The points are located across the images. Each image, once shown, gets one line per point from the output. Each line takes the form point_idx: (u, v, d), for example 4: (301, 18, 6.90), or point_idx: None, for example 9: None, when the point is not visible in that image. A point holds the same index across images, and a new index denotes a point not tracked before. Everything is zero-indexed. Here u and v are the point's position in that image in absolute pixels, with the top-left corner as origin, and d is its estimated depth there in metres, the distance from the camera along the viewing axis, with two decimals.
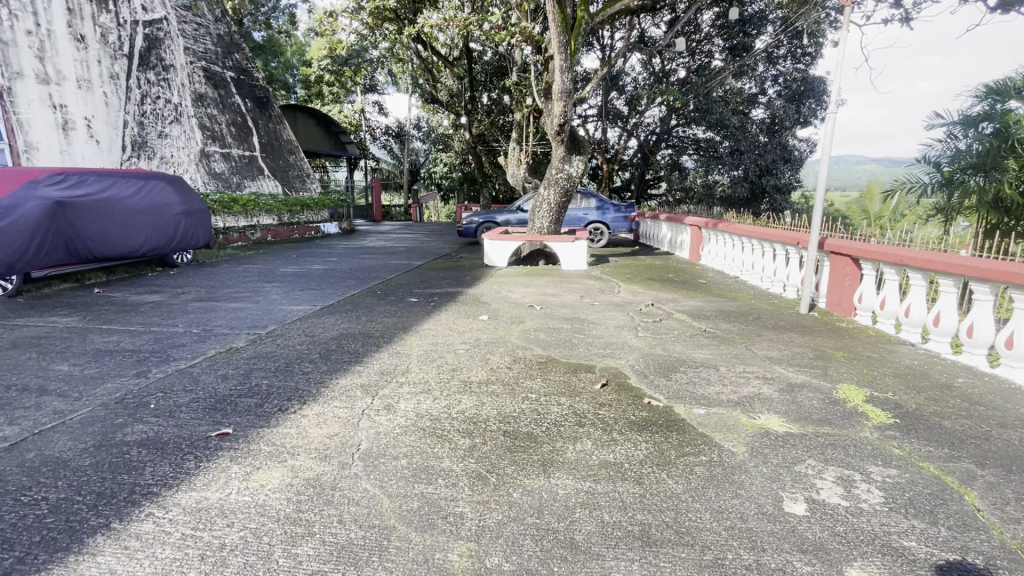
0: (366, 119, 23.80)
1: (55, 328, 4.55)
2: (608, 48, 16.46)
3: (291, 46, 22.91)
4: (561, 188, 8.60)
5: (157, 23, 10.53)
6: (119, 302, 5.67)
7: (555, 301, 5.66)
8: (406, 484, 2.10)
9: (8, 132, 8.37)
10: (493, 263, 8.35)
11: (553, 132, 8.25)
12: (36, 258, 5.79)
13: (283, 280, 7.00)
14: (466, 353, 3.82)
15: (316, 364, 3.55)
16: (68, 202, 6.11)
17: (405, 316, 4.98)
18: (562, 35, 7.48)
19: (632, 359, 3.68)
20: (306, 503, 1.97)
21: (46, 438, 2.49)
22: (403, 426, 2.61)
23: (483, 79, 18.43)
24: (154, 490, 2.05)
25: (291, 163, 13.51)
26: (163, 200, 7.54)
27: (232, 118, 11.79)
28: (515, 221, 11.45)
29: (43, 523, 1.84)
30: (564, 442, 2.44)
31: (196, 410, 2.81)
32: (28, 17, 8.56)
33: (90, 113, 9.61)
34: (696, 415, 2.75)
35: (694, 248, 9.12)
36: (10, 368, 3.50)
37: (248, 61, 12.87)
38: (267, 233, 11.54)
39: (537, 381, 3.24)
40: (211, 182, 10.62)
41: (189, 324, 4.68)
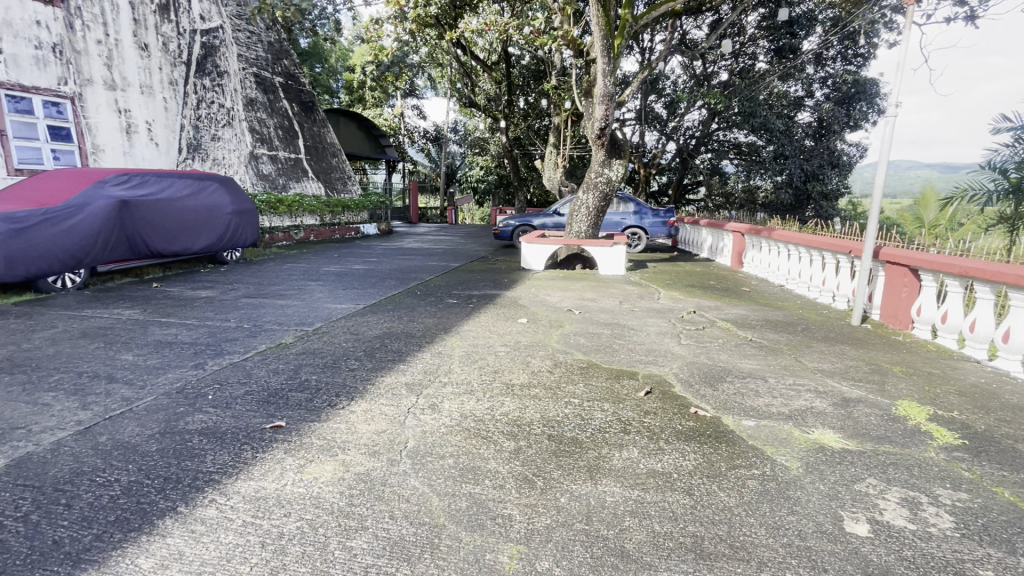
0: (405, 123, 24.29)
1: (120, 320, 4.84)
2: (648, 52, 16.34)
3: (335, 52, 23.78)
4: (599, 192, 8.51)
5: (214, 31, 11.06)
6: (175, 296, 5.96)
7: (594, 306, 5.61)
8: (454, 484, 2.12)
9: (78, 135, 8.81)
10: (530, 266, 8.36)
11: (593, 136, 8.18)
12: (101, 254, 6.15)
13: (325, 279, 7.20)
14: (506, 355, 3.83)
15: (362, 362, 3.65)
16: (131, 201, 6.48)
17: (445, 317, 5.04)
18: (606, 39, 7.42)
19: (675, 367, 3.62)
20: (359, 497, 2.02)
21: (116, 423, 2.64)
22: (449, 426, 2.64)
23: (521, 82, 18.48)
24: (216, 478, 2.15)
25: (333, 165, 13.92)
26: (216, 201, 7.89)
27: (279, 121, 12.28)
28: (551, 224, 11.42)
29: (118, 504, 1.95)
30: (610, 449, 2.42)
31: (250, 401, 2.93)
32: (98, 27, 9.00)
33: (151, 117, 9.96)
34: (745, 427, 2.68)
35: (735, 255, 8.87)
36: (81, 357, 3.73)
37: (296, 67, 13.34)
38: (310, 233, 11.97)
39: (580, 386, 3.22)
40: (258, 183, 11.21)
41: (240, 319, 4.88)
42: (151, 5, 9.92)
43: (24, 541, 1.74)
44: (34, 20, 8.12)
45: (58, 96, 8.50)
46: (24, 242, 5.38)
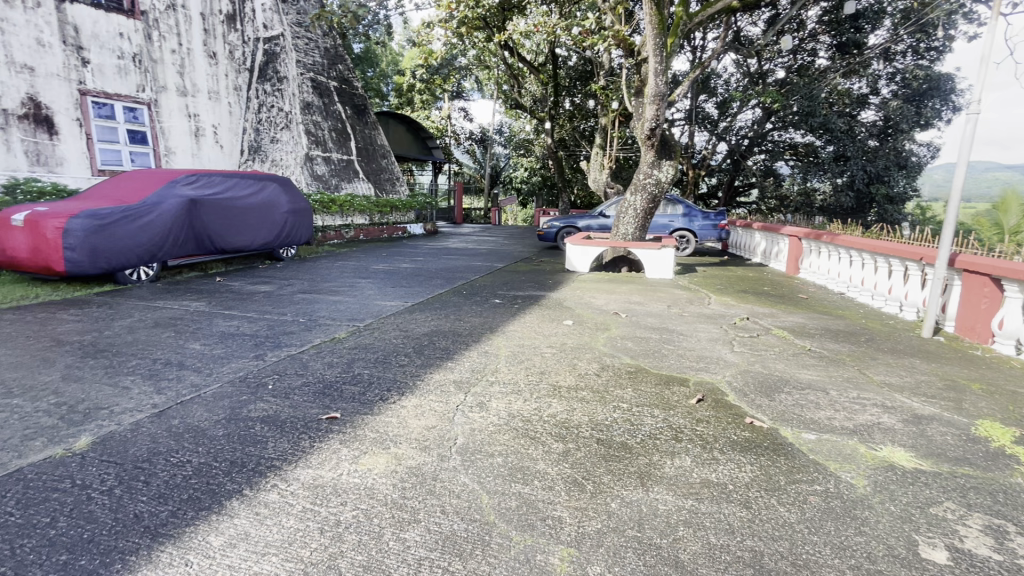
0: (452, 125, 24.70)
1: (188, 311, 5.16)
2: (700, 49, 15.94)
3: (386, 57, 24.47)
4: (648, 193, 8.33)
5: (275, 39, 11.50)
6: (237, 291, 6.28)
7: (641, 310, 5.50)
8: (504, 483, 2.13)
9: (153, 138, 9.41)
10: (575, 267, 8.29)
11: (643, 136, 8.03)
12: (171, 249, 6.58)
13: (375, 277, 7.41)
14: (553, 356, 3.82)
15: (411, 358, 3.73)
16: (199, 199, 6.90)
17: (491, 317, 5.07)
18: (658, 37, 7.27)
19: (728, 375, 3.49)
20: (411, 490, 2.06)
21: (187, 408, 2.81)
22: (497, 425, 2.66)
23: (568, 83, 18.41)
24: (278, 464, 2.25)
25: (383, 166, 14.32)
26: (274, 200, 8.29)
27: (333, 124, 12.76)
28: (596, 226, 11.29)
29: (190, 484, 2.08)
30: (662, 456, 2.37)
31: (308, 393, 3.05)
32: (173, 38, 9.61)
33: (217, 121, 10.51)
34: (806, 440, 2.55)
35: (791, 260, 8.48)
36: (154, 344, 4.00)
37: (350, 71, 13.81)
38: (360, 233, 12.37)
39: (629, 391, 3.16)
40: (313, 183, 11.71)
41: (296, 314, 5.09)
42: (220, 16, 10.48)
43: (111, 513, 1.88)
44: (117, 32, 8.80)
45: (136, 102, 9.14)
46: (106, 237, 5.83)
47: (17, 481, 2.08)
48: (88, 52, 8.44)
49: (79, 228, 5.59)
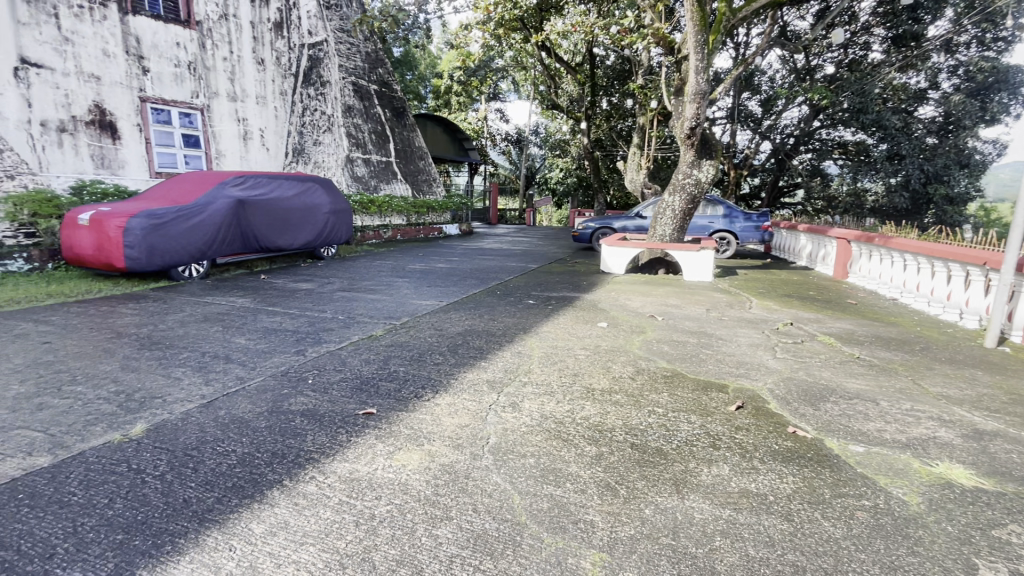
0: (488, 126, 24.86)
1: (234, 307, 5.39)
2: (744, 46, 15.49)
3: (425, 60, 24.89)
4: (687, 194, 8.13)
5: (319, 45, 11.84)
6: (280, 288, 6.52)
7: (678, 313, 5.38)
8: (536, 484, 2.12)
9: (205, 142, 9.88)
10: (610, 269, 8.18)
11: (682, 135, 7.87)
12: (219, 248, 6.88)
13: (411, 277, 7.53)
14: (587, 358, 3.78)
15: (446, 357, 3.77)
16: (246, 200, 7.19)
17: (524, 317, 5.08)
18: (700, 34, 7.09)
19: (770, 382, 3.36)
20: (444, 487, 2.09)
21: (232, 400, 2.93)
22: (530, 425, 2.66)
23: (606, 83, 18.24)
24: (316, 457, 2.32)
25: (420, 168, 14.54)
26: (316, 202, 8.55)
27: (373, 127, 13.05)
28: (633, 227, 11.11)
29: (235, 472, 2.17)
30: (699, 464, 2.30)
31: (346, 388, 3.14)
32: (225, 46, 10.07)
33: (264, 125, 10.96)
34: (853, 452, 2.44)
35: (839, 264, 8.11)
36: (204, 338, 4.20)
37: (390, 74, 14.09)
38: (398, 232, 12.62)
39: (664, 395, 3.10)
40: (353, 184, 12.00)
41: (335, 311, 5.24)
42: (268, 24, 10.89)
43: (162, 497, 1.99)
44: (175, 41, 9.28)
45: (191, 108, 9.62)
46: (161, 235, 6.16)
47: (80, 463, 2.22)
48: (148, 61, 8.94)
49: (137, 228, 5.94)
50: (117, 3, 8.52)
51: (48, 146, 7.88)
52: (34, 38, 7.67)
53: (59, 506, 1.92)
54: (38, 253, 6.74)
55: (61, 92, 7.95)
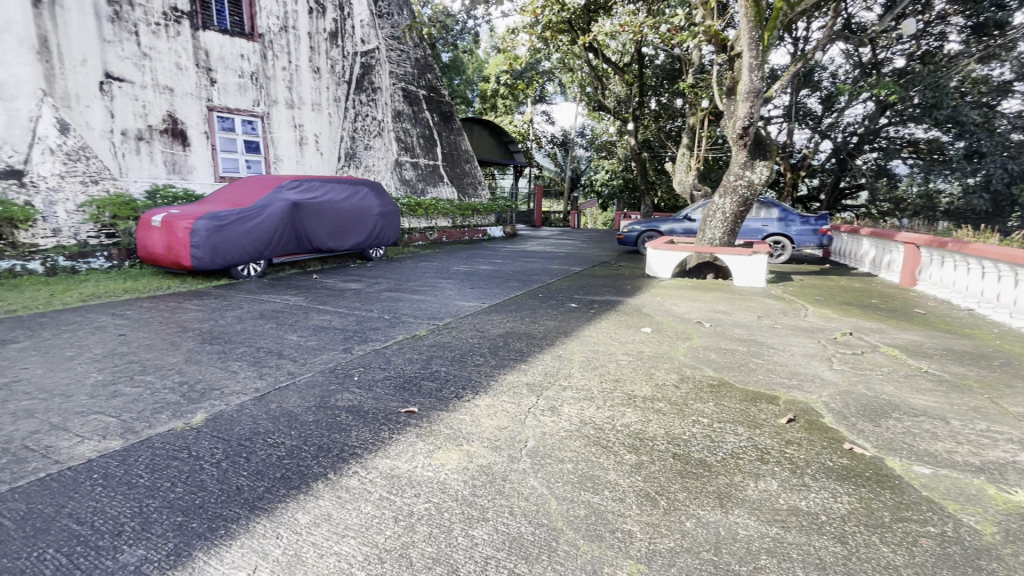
0: (534, 129, 24.91)
1: (288, 305, 5.64)
2: (804, 40, 14.76)
3: (472, 64, 25.25)
4: (738, 196, 7.82)
5: (371, 52, 12.20)
6: (331, 287, 6.77)
7: (727, 320, 5.18)
8: (573, 490, 2.10)
9: (264, 147, 10.44)
10: (656, 273, 8.00)
11: (734, 135, 7.59)
12: (275, 248, 7.23)
13: (456, 278, 7.65)
14: (629, 364, 3.71)
15: (486, 358, 3.80)
16: (301, 203, 7.52)
17: (566, 321, 5.04)
18: (754, 30, 6.80)
19: (826, 395, 3.18)
20: (481, 488, 2.10)
21: (283, 394, 3.08)
22: (569, 430, 2.64)
23: (655, 83, 17.88)
24: (360, 452, 2.39)
25: (466, 171, 14.73)
26: (366, 204, 8.82)
27: (421, 131, 13.31)
28: (681, 230, 10.81)
29: (283, 463, 2.27)
30: (745, 478, 2.21)
31: (389, 386, 3.23)
32: (284, 57, 10.60)
33: (318, 131, 11.44)
34: (918, 473, 2.26)
35: (907, 270, 7.58)
36: (260, 334, 4.43)
37: (438, 79, 14.32)
38: (443, 234, 12.87)
39: (710, 405, 2.99)
40: (401, 188, 12.29)
41: (381, 311, 5.39)
42: (323, 34, 11.37)
43: (217, 483, 2.11)
44: (239, 54, 9.85)
45: (252, 116, 10.19)
46: (223, 236, 6.54)
47: (146, 449, 2.39)
48: (215, 73, 9.54)
49: (202, 230, 6.35)
50: (189, 19, 9.13)
51: (128, 153, 8.52)
52: (117, 54, 8.32)
53: (127, 487, 2.07)
54: (117, 252, 7.32)
55: (139, 104, 8.59)
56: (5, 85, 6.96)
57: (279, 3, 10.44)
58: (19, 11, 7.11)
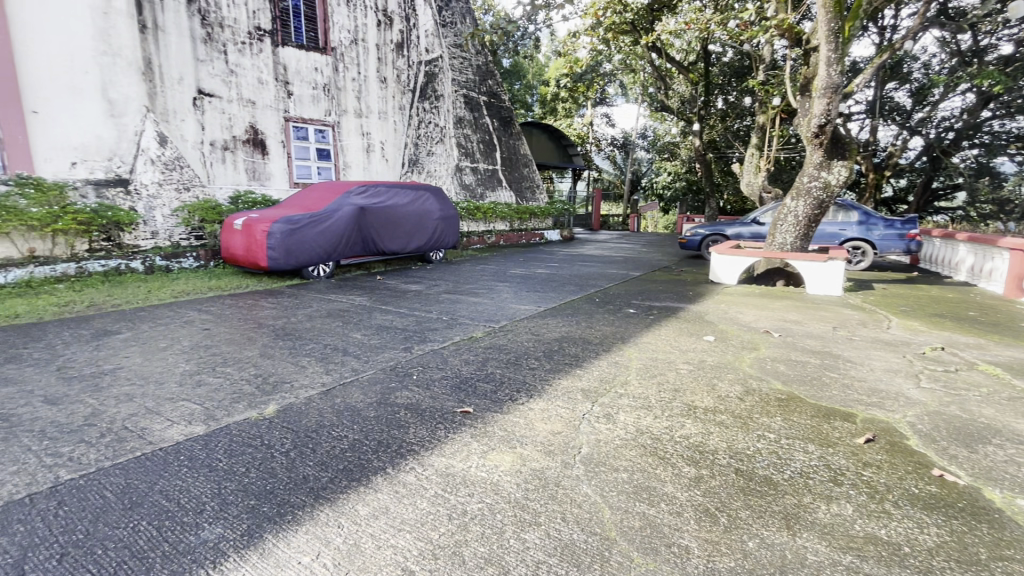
0: (593, 132, 24.70)
1: (354, 304, 5.93)
2: (891, 29, 13.67)
3: (533, 69, 25.46)
4: (813, 199, 7.35)
5: (435, 61, 12.48)
6: (393, 288, 7.04)
7: (798, 330, 4.88)
8: (628, 500, 2.06)
9: (334, 155, 11.04)
10: (721, 279, 7.66)
11: (809, 134, 7.15)
12: (342, 250, 7.61)
13: (513, 281, 7.72)
14: (690, 373, 3.59)
15: (541, 362, 3.80)
16: (367, 208, 7.85)
17: (624, 326, 4.94)
18: (834, 21, 6.37)
19: (911, 415, 2.92)
20: (534, 493, 2.10)
21: (347, 389, 3.23)
22: (624, 439, 2.58)
23: (722, 81, 17.22)
24: (417, 449, 2.46)
25: (524, 175, 14.78)
26: (427, 208, 9.05)
27: (481, 136, 13.32)
28: (749, 234, 10.29)
29: (346, 456, 2.38)
30: (815, 500, 2.06)
31: (446, 385, 3.31)
32: (354, 68, 11.17)
33: (384, 138, 11.95)
34: (1022, 508, 2.02)
35: (1012, 280, 6.78)
36: (327, 331, 4.69)
37: (499, 85, 14.29)
38: (501, 238, 13.06)
39: (776, 419, 2.83)
40: (461, 193, 12.37)
41: (440, 312, 5.54)
42: (390, 45, 11.89)
43: (286, 471, 2.25)
44: (314, 67, 10.48)
45: (324, 125, 10.80)
46: (296, 239, 6.97)
47: (225, 435, 2.59)
48: (292, 86, 10.20)
49: (278, 232, 6.81)
50: (270, 37, 9.81)
51: (215, 162, 9.28)
52: (209, 72, 9.07)
53: (209, 470, 2.25)
54: (204, 253, 8.04)
55: (226, 117, 9.32)
56: (117, 104, 7.80)
57: (350, 18, 11.01)
58: (129, 37, 7.86)
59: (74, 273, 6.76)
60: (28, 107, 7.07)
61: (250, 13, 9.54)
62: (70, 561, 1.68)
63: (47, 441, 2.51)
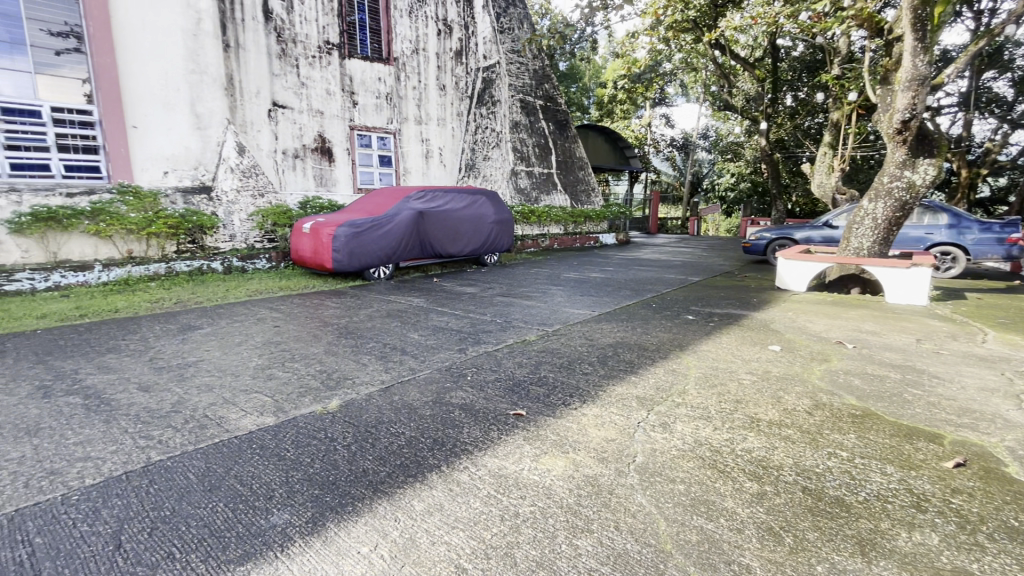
0: (652, 133, 24.17)
1: (411, 305, 6.12)
2: (990, 13, 12.43)
3: (589, 71, 25.30)
4: (894, 200, 6.81)
5: (492, 67, 12.62)
6: (449, 290, 7.21)
7: (876, 342, 4.52)
8: (684, 512, 1.99)
9: (395, 161, 11.47)
10: (788, 286, 7.25)
11: (890, 131, 6.61)
12: (402, 253, 7.87)
13: (566, 285, 7.69)
14: (753, 384, 3.42)
15: (595, 367, 3.75)
16: (425, 212, 8.06)
17: (681, 333, 4.77)
18: (922, 8, 5.87)
19: (1010, 439, 2.63)
20: (587, 499, 2.08)
21: (404, 388, 3.33)
22: (681, 449, 2.50)
23: (791, 76, 16.40)
24: (471, 449, 2.50)
25: (580, 178, 14.64)
26: (483, 212, 9.16)
27: (537, 140, 13.32)
28: (820, 238, 9.67)
29: (403, 452, 2.46)
30: (896, 526, 1.90)
31: (500, 387, 3.34)
32: (414, 77, 11.56)
33: (442, 144, 12.30)
34: None
35: None
36: (387, 330, 4.87)
37: (555, 89, 14.22)
38: (554, 241, 13.05)
39: (850, 437, 2.64)
40: (516, 197, 12.47)
41: (494, 314, 5.61)
42: (450, 53, 12.22)
43: (347, 464, 2.35)
44: (378, 77, 10.94)
45: (386, 132, 11.25)
46: (359, 242, 7.30)
47: (292, 426, 2.75)
48: (357, 96, 10.69)
49: (342, 235, 7.17)
50: (338, 50, 10.34)
51: (287, 170, 9.87)
52: (282, 85, 9.67)
53: (278, 458, 2.40)
54: (275, 254, 8.61)
55: (297, 127, 9.91)
56: (203, 117, 8.39)
57: (412, 29, 11.42)
58: (214, 57, 8.48)
59: (164, 273, 7.47)
60: (129, 122, 7.72)
61: (321, 29, 10.10)
62: (158, 535, 1.85)
63: (140, 425, 2.76)
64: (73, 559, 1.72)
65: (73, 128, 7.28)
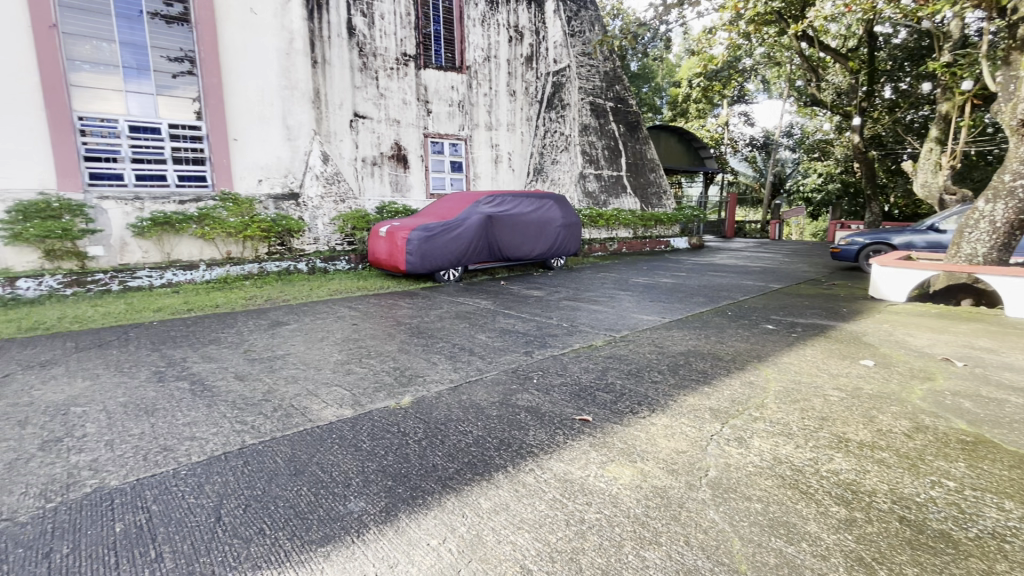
0: (730, 132, 23.04)
1: (479, 307, 6.25)
2: None
3: (663, 70, 24.59)
4: (1016, 201, 6.02)
5: (562, 70, 12.48)
6: (516, 293, 7.28)
7: (991, 360, 4.01)
8: (762, 533, 1.88)
9: (466, 167, 11.81)
10: (884, 295, 6.63)
11: (1013, 122, 5.85)
12: (471, 257, 8.06)
13: (635, 290, 7.51)
14: (841, 401, 3.16)
15: (665, 376, 3.64)
16: (494, 216, 8.20)
17: (760, 344, 4.51)
18: None
19: None
20: (655, 511, 2.02)
21: (471, 388, 3.41)
22: (759, 466, 2.36)
23: (891, 66, 14.96)
24: (537, 452, 2.51)
25: (651, 180, 14.23)
26: (550, 216, 9.16)
27: (607, 142, 13.09)
28: (924, 243, 8.72)
29: (470, 450, 2.52)
30: (1015, 568, 1.68)
31: (566, 392, 3.32)
32: (485, 84, 11.85)
33: (512, 149, 12.51)
34: None
35: None
36: (455, 331, 5.01)
37: (627, 90, 13.93)
38: (623, 245, 12.80)
39: (957, 465, 2.37)
40: (584, 200, 12.34)
41: (561, 318, 5.59)
42: (520, 59, 12.40)
43: (418, 458, 2.45)
44: (451, 85, 11.31)
45: (458, 139, 11.60)
46: (432, 246, 7.57)
47: (368, 419, 2.90)
48: (431, 104, 11.11)
49: (416, 239, 7.46)
50: (414, 61, 10.81)
51: (365, 176, 10.44)
52: (364, 97, 10.25)
53: (355, 449, 2.55)
54: (354, 257, 9.20)
55: (376, 135, 10.45)
56: (294, 129, 9.10)
57: (484, 37, 11.71)
58: (305, 72, 9.15)
59: (257, 272, 8.17)
60: (231, 135, 8.46)
61: (399, 41, 10.60)
62: (252, 511, 2.02)
63: (236, 410, 3.04)
64: (182, 526, 1.92)
65: (185, 142, 8.08)
